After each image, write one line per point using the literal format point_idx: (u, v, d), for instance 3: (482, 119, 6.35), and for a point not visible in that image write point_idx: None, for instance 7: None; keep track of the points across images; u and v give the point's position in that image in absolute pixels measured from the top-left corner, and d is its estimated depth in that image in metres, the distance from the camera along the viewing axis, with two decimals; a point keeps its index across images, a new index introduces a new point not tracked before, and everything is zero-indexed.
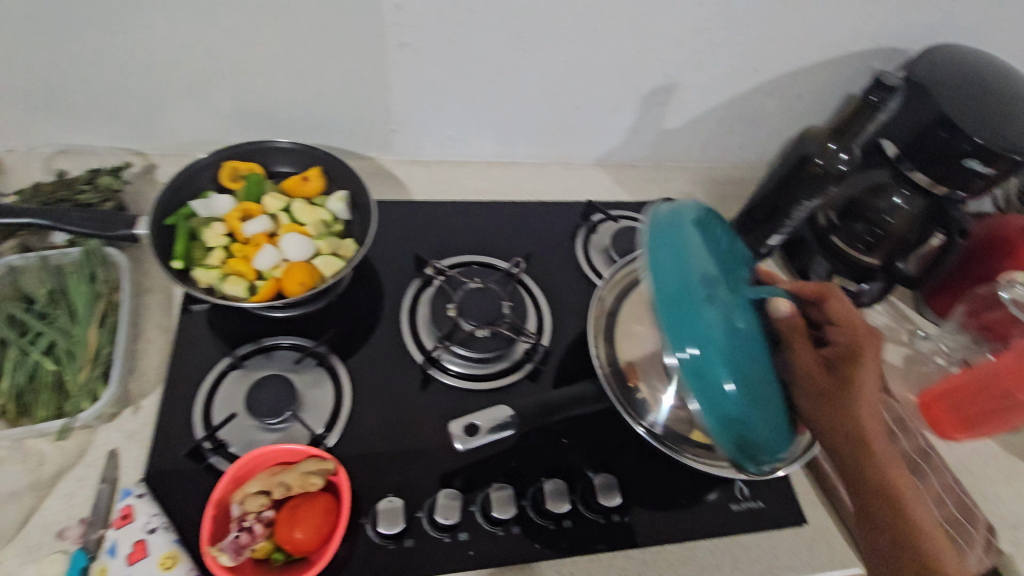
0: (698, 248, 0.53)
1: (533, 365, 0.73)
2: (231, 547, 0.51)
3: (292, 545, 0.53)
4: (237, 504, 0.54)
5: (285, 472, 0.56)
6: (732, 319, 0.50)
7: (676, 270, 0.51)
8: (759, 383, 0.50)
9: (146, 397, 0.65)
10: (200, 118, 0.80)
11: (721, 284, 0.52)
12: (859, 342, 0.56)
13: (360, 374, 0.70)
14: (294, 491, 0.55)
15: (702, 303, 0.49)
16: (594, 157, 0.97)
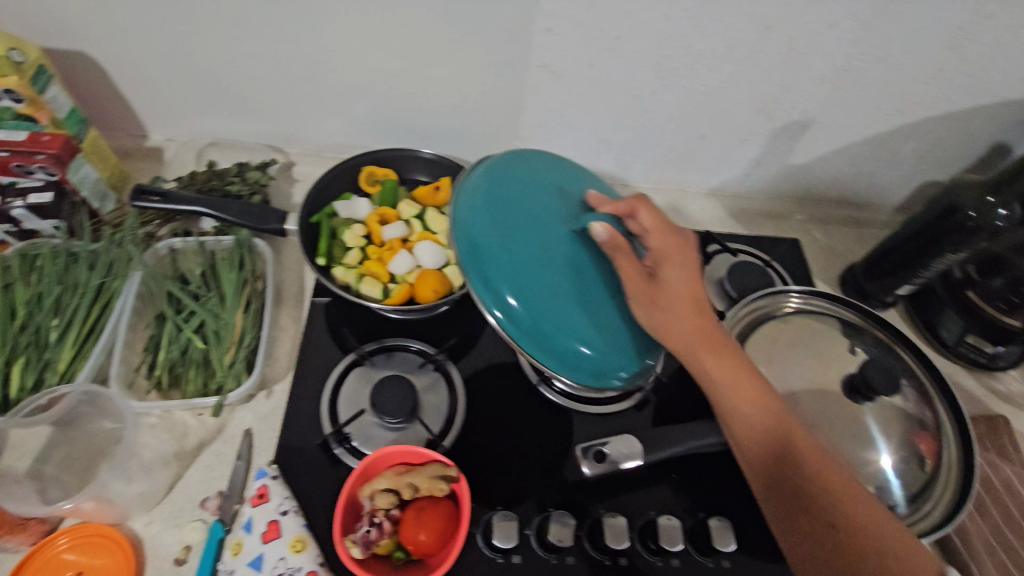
0: (505, 190, 0.58)
1: (643, 395, 0.72)
2: (362, 541, 0.54)
3: (416, 546, 0.55)
4: (365, 499, 0.57)
5: (412, 473, 0.58)
6: (536, 253, 0.55)
7: (477, 226, 0.55)
8: (581, 311, 0.55)
9: (279, 383, 0.69)
10: (340, 122, 0.84)
11: (512, 229, 0.56)
12: (671, 254, 0.56)
13: (474, 383, 0.72)
14: (420, 493, 0.57)
15: (499, 253, 0.54)
16: (711, 187, 0.96)
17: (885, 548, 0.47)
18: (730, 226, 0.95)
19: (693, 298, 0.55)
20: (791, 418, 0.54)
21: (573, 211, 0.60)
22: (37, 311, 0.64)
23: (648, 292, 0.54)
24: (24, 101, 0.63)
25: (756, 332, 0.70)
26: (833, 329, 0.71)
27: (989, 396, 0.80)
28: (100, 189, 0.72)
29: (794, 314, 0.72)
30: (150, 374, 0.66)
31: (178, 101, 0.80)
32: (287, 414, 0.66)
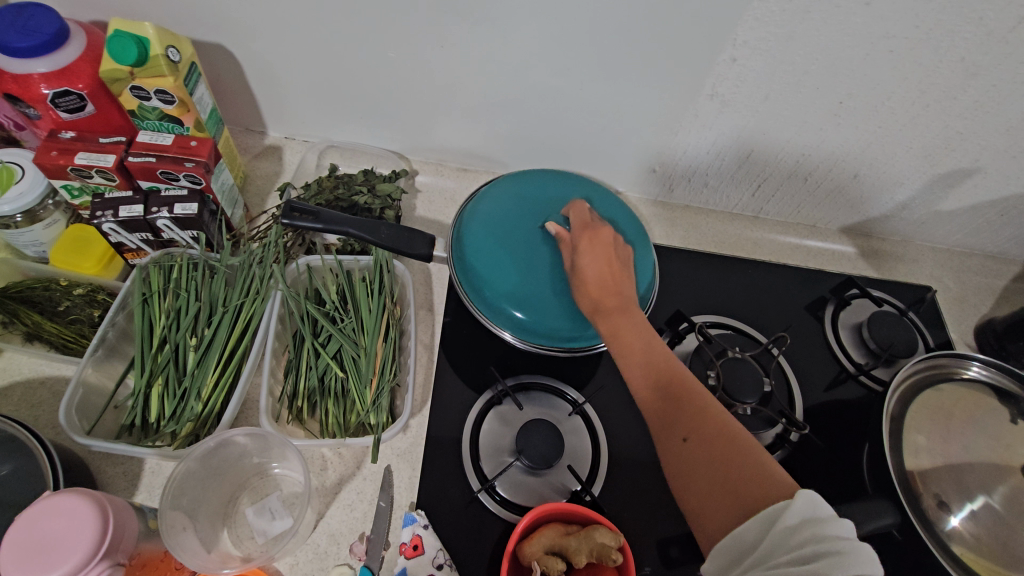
0: (478, 212, 0.66)
1: (782, 454, 0.70)
2: None
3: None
4: (531, 561, 0.53)
5: (580, 537, 0.54)
6: (512, 263, 0.63)
7: (466, 256, 0.65)
8: (560, 299, 0.62)
9: (414, 417, 0.66)
10: (475, 132, 0.79)
11: (492, 250, 0.64)
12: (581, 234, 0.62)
13: (614, 429, 0.69)
14: (588, 558, 0.53)
15: (486, 273, 0.63)
16: (840, 225, 0.92)
17: (760, 477, 0.46)
18: (859, 267, 0.91)
19: (609, 268, 0.60)
20: (685, 375, 0.55)
21: (537, 210, 0.67)
22: (175, 331, 0.60)
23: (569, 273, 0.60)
24: (174, 102, 0.57)
25: (914, 404, 0.67)
26: (1000, 402, 0.68)
27: None
28: (232, 196, 0.67)
29: (967, 381, 0.70)
30: (290, 404, 0.62)
31: (309, 102, 0.76)
32: (429, 453, 0.63)
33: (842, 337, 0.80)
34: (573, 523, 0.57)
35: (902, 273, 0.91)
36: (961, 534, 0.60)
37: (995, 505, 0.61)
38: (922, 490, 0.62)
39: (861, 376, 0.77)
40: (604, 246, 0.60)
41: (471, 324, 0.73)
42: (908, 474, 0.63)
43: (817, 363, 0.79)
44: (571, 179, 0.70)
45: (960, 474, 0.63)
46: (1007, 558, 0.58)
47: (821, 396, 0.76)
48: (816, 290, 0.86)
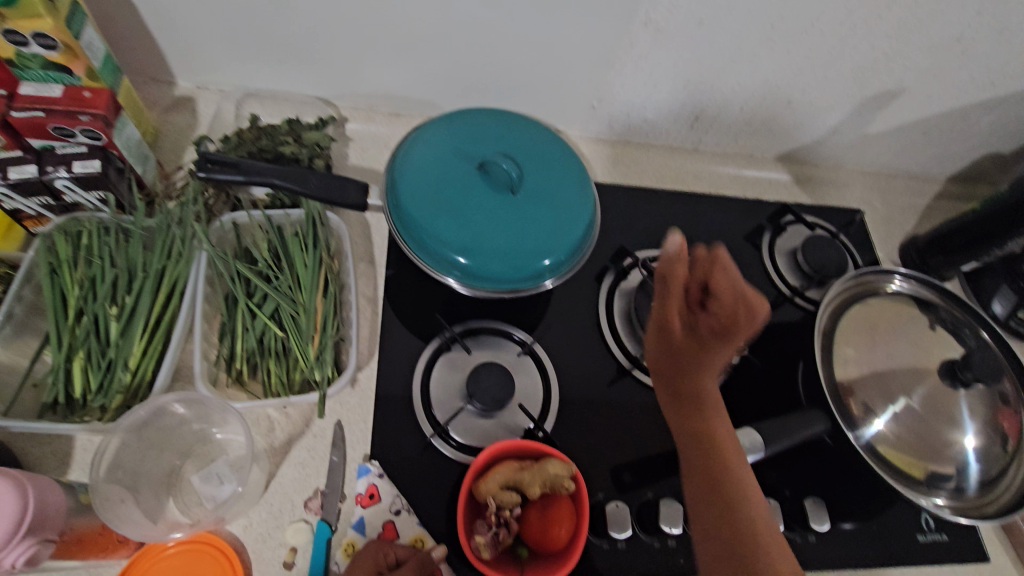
0: (414, 157, 0.64)
1: (726, 376, 0.73)
2: (491, 543, 0.53)
3: (546, 542, 0.54)
4: (486, 497, 0.55)
5: (531, 470, 0.55)
6: (450, 210, 0.61)
7: (403, 207, 0.62)
8: (501, 241, 0.61)
9: (363, 370, 0.65)
10: (405, 72, 0.75)
11: (429, 197, 0.62)
12: (733, 312, 0.48)
13: (563, 367, 0.70)
14: (542, 489, 0.54)
15: (425, 222, 0.61)
16: (777, 154, 0.94)
17: None
18: (796, 195, 0.93)
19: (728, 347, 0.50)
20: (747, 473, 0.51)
21: (470, 153, 0.64)
22: (91, 301, 0.56)
23: (682, 341, 0.52)
24: (58, 47, 0.51)
25: (844, 318, 0.71)
26: (920, 311, 0.73)
27: None
28: (140, 151, 0.62)
29: (892, 295, 0.74)
30: (229, 367, 0.60)
31: (221, 44, 0.69)
32: (379, 406, 0.62)
33: (778, 262, 0.83)
34: (528, 458, 0.58)
35: (835, 197, 0.94)
36: (882, 435, 0.65)
37: (915, 406, 0.66)
38: (847, 399, 0.66)
39: (796, 298, 0.81)
40: (738, 325, 0.48)
41: (415, 273, 0.71)
42: (836, 383, 0.67)
43: (756, 289, 0.82)
44: (498, 116, 0.68)
45: (883, 381, 0.67)
46: (920, 454, 0.64)
47: (760, 320, 0.79)
48: (754, 218, 0.88)
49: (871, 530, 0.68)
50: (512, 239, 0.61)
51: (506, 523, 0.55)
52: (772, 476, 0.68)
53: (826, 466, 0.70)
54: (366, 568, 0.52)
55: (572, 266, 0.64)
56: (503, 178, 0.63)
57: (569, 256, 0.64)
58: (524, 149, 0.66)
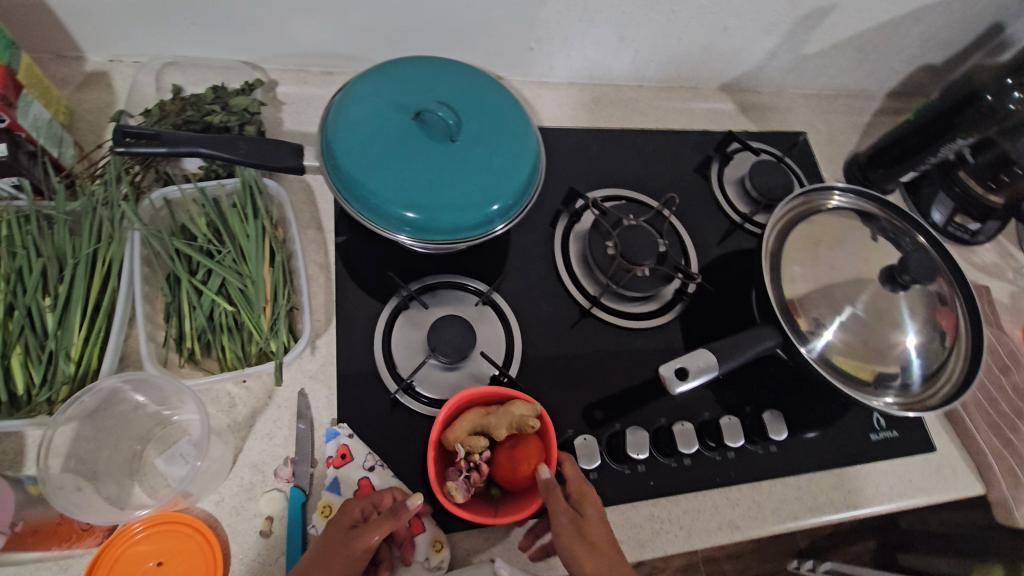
0: (346, 114, 0.61)
1: (683, 306, 0.75)
2: (464, 486, 0.54)
3: (516, 478, 0.56)
4: (455, 444, 0.56)
5: (498, 413, 0.56)
6: (390, 165, 0.60)
7: (342, 167, 0.60)
8: (447, 190, 0.60)
9: (321, 337, 0.64)
10: (331, 27, 0.72)
11: (367, 154, 0.60)
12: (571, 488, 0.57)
13: (524, 314, 0.71)
14: (509, 430, 0.56)
15: (366, 180, 0.59)
16: (721, 83, 0.94)
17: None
18: (741, 123, 0.94)
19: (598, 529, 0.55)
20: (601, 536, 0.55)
21: (404, 105, 0.62)
22: (22, 295, 0.54)
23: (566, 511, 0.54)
24: None
25: (791, 237, 0.73)
26: (862, 223, 0.75)
27: (973, 269, 0.91)
28: (54, 132, 0.59)
29: (834, 210, 0.76)
30: (180, 347, 0.59)
31: (127, 11, 0.65)
32: (341, 370, 0.62)
33: (727, 191, 0.85)
34: (494, 402, 0.59)
35: (780, 121, 0.95)
36: (832, 343, 0.68)
37: (860, 313, 0.68)
38: (797, 315, 0.69)
39: (745, 225, 0.82)
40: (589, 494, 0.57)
41: (366, 235, 0.70)
42: (784, 300, 0.70)
43: (708, 219, 0.83)
44: (429, 66, 0.66)
45: (830, 293, 0.70)
46: (868, 358, 0.67)
47: (714, 250, 0.81)
48: (702, 148, 0.88)
49: (829, 435, 0.72)
50: (459, 188, 0.60)
51: (477, 467, 0.56)
52: (732, 395, 0.71)
53: (784, 381, 0.73)
54: (343, 523, 0.52)
55: (522, 209, 0.64)
56: (441, 127, 0.61)
57: (517, 200, 0.63)
58: (461, 97, 0.64)
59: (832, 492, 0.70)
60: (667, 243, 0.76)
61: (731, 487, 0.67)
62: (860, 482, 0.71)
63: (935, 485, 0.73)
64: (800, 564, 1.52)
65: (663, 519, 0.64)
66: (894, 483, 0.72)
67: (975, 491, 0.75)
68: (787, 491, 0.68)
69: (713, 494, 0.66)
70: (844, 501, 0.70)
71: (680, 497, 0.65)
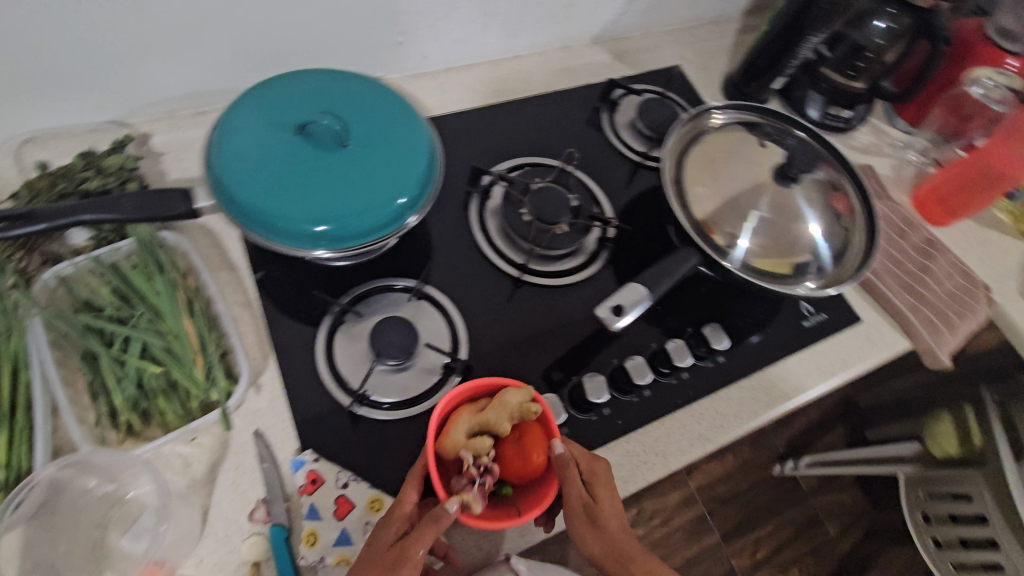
0: (228, 147, 0.60)
1: (608, 251, 0.78)
2: (481, 492, 0.52)
3: (529, 470, 0.56)
4: (458, 451, 0.55)
5: (498, 404, 0.56)
6: (287, 184, 0.59)
7: (237, 201, 0.58)
8: (351, 194, 0.60)
9: (263, 374, 0.63)
10: (193, 64, 0.70)
11: (261, 180, 0.59)
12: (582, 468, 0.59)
13: (461, 298, 0.72)
14: (511, 422, 0.56)
15: (266, 206, 0.58)
16: (590, 37, 0.98)
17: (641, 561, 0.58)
18: (619, 70, 0.98)
19: (612, 511, 0.59)
20: (613, 517, 0.59)
21: (285, 124, 0.62)
22: None
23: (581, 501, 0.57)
24: None
25: (687, 162, 0.77)
26: (746, 132, 0.80)
27: (854, 153, 1.00)
28: None
29: (719, 128, 0.81)
30: (116, 423, 0.56)
31: None
32: (292, 398, 0.61)
33: (621, 136, 0.88)
34: (483, 398, 0.60)
35: (654, 60, 1.00)
36: (749, 250, 0.72)
37: (765, 215, 0.73)
38: (711, 233, 0.73)
39: (646, 162, 0.87)
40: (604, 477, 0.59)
41: (283, 263, 0.69)
42: (697, 222, 0.73)
43: (611, 164, 0.86)
44: (289, 81, 0.65)
45: (736, 204, 0.74)
46: (780, 256, 0.73)
47: (624, 193, 0.84)
48: (589, 101, 0.92)
49: (768, 333, 0.77)
50: (362, 189, 0.60)
51: (488, 471, 0.54)
52: (674, 320, 0.74)
53: (717, 295, 0.77)
54: (388, 539, 0.52)
55: (430, 193, 0.65)
56: (329, 135, 0.61)
57: (423, 186, 0.64)
58: (341, 102, 0.64)
59: (783, 383, 0.75)
60: (578, 197, 0.79)
61: (692, 404, 0.71)
62: (805, 366, 0.77)
63: (869, 351, 0.80)
64: (785, 465, 1.64)
65: (640, 451, 0.67)
66: (834, 359, 0.78)
67: (902, 346, 0.82)
68: (743, 393, 0.73)
69: (679, 416, 0.70)
70: (796, 388, 0.75)
71: (649, 427, 0.68)
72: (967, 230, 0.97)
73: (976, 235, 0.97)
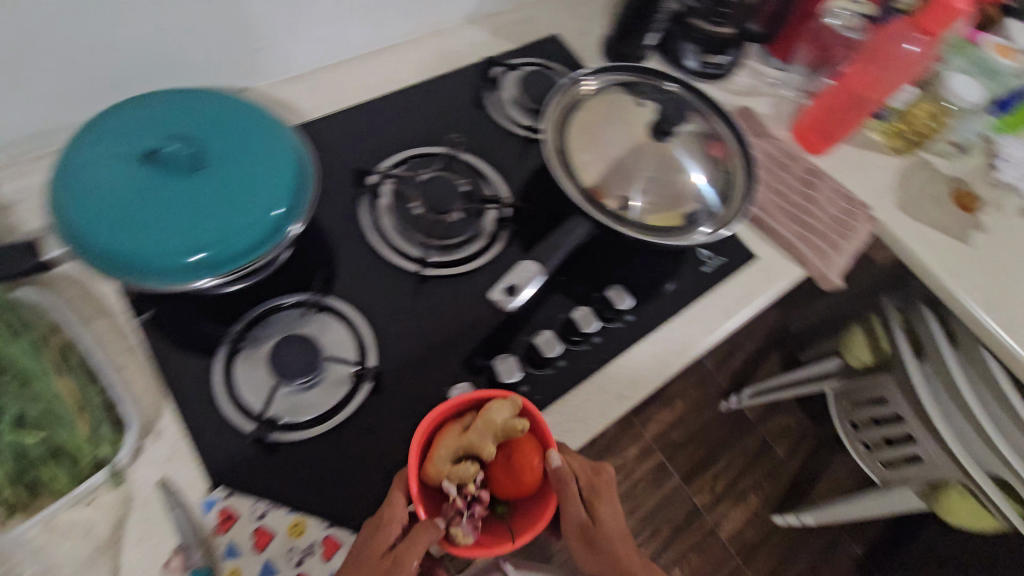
0: (71, 193, 0.55)
1: (508, 232, 0.78)
2: (469, 523, 0.53)
3: (522, 488, 0.56)
4: (441, 479, 0.55)
5: (483, 422, 0.56)
6: (147, 220, 0.55)
7: (95, 248, 0.54)
8: (220, 215, 0.57)
9: (160, 419, 0.60)
10: (27, 104, 0.65)
11: (116, 221, 0.55)
12: (580, 480, 0.61)
13: (363, 303, 0.70)
14: (496, 440, 0.56)
15: (128, 247, 0.54)
16: (463, 16, 0.96)
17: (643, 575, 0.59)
18: (498, 46, 0.97)
19: (609, 522, 0.60)
20: (611, 530, 0.60)
21: (131, 157, 0.58)
22: None
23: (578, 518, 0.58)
24: None
25: (569, 131, 0.78)
26: (620, 94, 0.82)
27: (734, 97, 1.04)
28: None
29: (594, 94, 0.82)
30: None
31: None
32: (196, 438, 0.59)
33: (506, 113, 0.88)
34: (467, 414, 0.59)
35: (531, 32, 1.00)
36: (640, 209, 0.74)
37: (649, 172, 0.75)
38: (602, 199, 0.74)
39: (535, 136, 0.87)
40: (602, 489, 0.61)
41: (165, 299, 0.65)
42: (587, 189, 0.74)
43: (500, 143, 0.86)
44: (123, 112, 0.60)
45: (620, 166, 0.75)
46: (670, 210, 0.75)
47: (517, 170, 0.84)
48: (470, 83, 0.90)
49: (670, 284, 0.80)
50: (231, 208, 0.58)
51: (477, 496, 0.55)
52: (579, 288, 0.76)
53: (618, 257, 0.80)
54: (377, 551, 0.53)
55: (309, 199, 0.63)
56: (183, 159, 0.58)
57: (299, 193, 0.62)
58: (191, 124, 0.61)
59: (692, 330, 0.78)
60: (469, 181, 0.78)
61: (607, 366, 0.72)
62: (710, 310, 0.80)
63: (768, 284, 0.84)
64: (730, 400, 1.74)
65: (562, 421, 0.69)
66: (737, 298, 0.82)
67: (798, 274, 0.87)
68: (655, 347, 0.75)
69: (596, 380, 0.72)
70: (705, 332, 0.78)
71: (568, 396, 0.70)
72: (846, 155, 1.02)
73: (854, 158, 1.03)
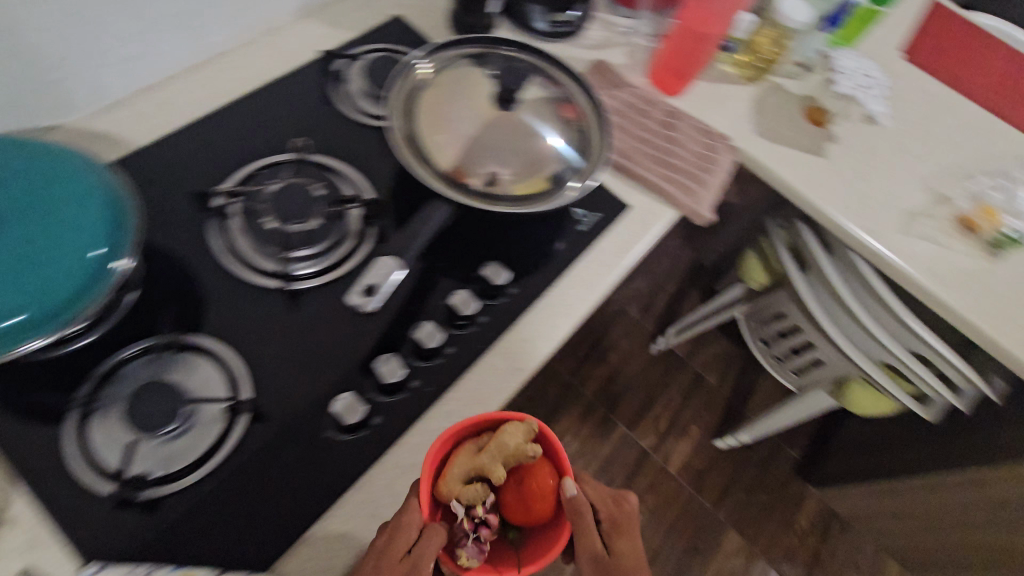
0: None
1: (378, 227, 0.74)
2: (476, 549, 0.57)
3: (531, 515, 0.60)
4: (452, 497, 0.58)
5: (497, 442, 0.59)
6: None
7: None
8: (33, 268, 0.52)
9: (12, 504, 0.55)
10: None
11: None
12: (608, 514, 0.65)
13: (228, 331, 0.66)
14: (504, 464, 0.59)
15: None
16: (293, 10, 0.91)
17: None
18: (337, 35, 0.93)
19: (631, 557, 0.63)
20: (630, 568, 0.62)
21: None
22: None
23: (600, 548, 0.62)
24: None
25: (417, 115, 0.76)
26: (462, 69, 0.81)
27: (588, 51, 1.04)
28: None
29: (437, 73, 0.81)
30: None
31: None
32: (56, 514, 0.54)
33: (355, 104, 0.85)
34: (484, 433, 0.62)
35: (371, 16, 0.96)
36: (503, 180, 0.74)
37: (503, 142, 0.75)
38: (463, 179, 0.73)
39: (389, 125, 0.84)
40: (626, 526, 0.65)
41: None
42: (445, 172, 0.73)
43: (353, 135, 0.82)
44: None
45: (474, 143, 0.74)
46: (533, 176, 0.75)
47: (376, 160, 0.81)
48: (311, 79, 0.86)
49: (547, 250, 0.80)
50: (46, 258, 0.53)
51: (485, 520, 0.59)
52: (456, 271, 0.75)
53: (492, 233, 0.79)
54: (395, 555, 0.54)
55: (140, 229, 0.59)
56: None
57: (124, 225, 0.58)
58: None
59: (577, 290, 0.79)
60: (324, 185, 0.75)
61: (497, 344, 0.72)
62: (592, 267, 0.81)
63: (645, 230, 0.86)
64: (658, 341, 1.81)
65: (459, 408, 0.68)
66: (617, 250, 0.83)
67: (673, 215, 0.89)
68: (543, 314, 0.76)
69: (488, 359, 0.71)
70: (590, 290, 0.79)
71: (461, 381, 0.69)
72: (702, 91, 1.06)
73: (711, 93, 1.06)
